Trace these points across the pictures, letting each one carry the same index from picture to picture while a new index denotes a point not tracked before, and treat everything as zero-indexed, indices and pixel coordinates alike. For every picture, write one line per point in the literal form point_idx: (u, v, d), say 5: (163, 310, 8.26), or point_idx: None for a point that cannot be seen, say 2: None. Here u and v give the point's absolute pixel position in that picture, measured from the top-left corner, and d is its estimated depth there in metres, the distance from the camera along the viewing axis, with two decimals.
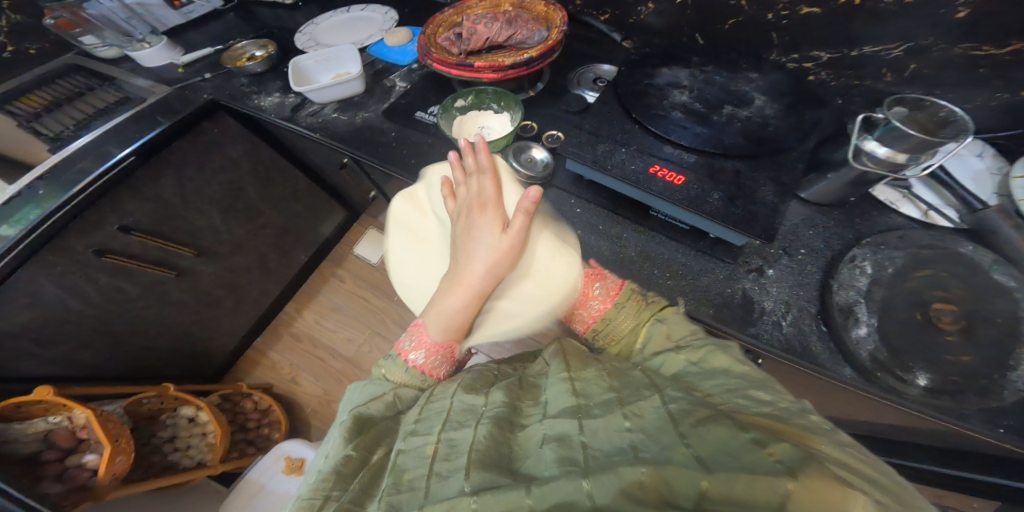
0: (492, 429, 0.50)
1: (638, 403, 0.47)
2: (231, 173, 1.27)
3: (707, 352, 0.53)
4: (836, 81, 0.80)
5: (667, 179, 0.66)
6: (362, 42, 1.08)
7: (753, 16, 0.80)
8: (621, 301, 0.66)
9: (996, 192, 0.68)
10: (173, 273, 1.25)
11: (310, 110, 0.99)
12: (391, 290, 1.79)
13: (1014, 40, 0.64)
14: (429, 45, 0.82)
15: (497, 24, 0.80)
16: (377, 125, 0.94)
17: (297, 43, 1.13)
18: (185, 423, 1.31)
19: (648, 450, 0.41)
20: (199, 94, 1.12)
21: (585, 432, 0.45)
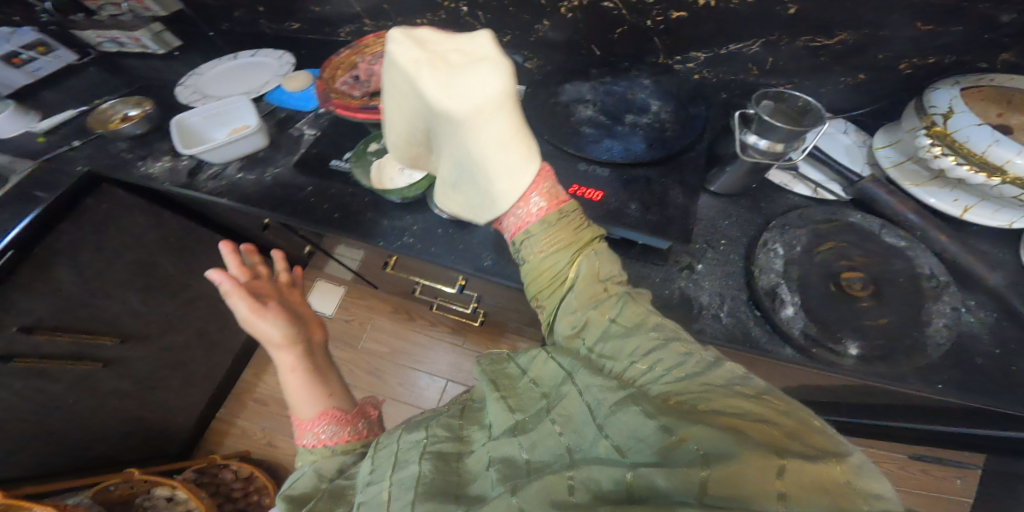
0: (438, 465, 0.47)
1: (562, 404, 0.45)
2: (141, 249, 1.16)
3: (624, 305, 0.49)
4: (717, 78, 0.84)
5: (585, 196, 0.66)
6: (257, 92, 1.02)
7: (635, 24, 0.82)
8: (564, 210, 0.56)
9: (866, 161, 0.73)
10: (99, 364, 1.13)
11: (209, 173, 0.92)
12: (354, 338, 1.69)
13: (838, 30, 0.68)
14: (328, 91, 0.78)
15: None
16: (289, 180, 0.87)
17: (178, 97, 1.05)
18: (162, 503, 1.24)
19: (581, 450, 0.41)
20: (72, 166, 1.03)
21: (525, 448, 0.44)
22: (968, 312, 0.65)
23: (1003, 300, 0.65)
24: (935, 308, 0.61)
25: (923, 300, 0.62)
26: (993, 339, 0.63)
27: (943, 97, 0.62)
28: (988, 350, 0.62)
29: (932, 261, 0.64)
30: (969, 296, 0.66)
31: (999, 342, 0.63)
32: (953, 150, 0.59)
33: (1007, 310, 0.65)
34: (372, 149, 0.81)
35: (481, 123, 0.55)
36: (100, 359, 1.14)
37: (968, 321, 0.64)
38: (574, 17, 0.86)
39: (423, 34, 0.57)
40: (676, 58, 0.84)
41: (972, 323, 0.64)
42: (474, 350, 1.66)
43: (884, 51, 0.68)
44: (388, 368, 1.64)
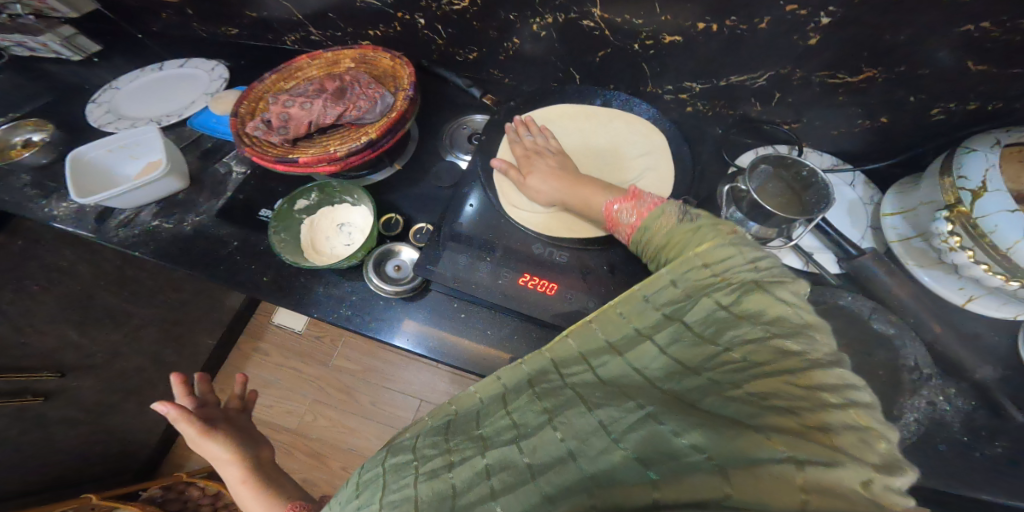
0: (430, 485, 0.32)
1: (577, 416, 0.34)
2: (72, 281, 1.05)
3: (740, 292, 0.39)
4: (712, 111, 0.74)
5: (539, 288, 0.61)
6: (181, 115, 0.87)
7: (620, 46, 0.70)
8: (649, 222, 0.54)
9: (870, 225, 0.67)
10: (42, 398, 1.01)
11: (119, 219, 0.79)
12: (326, 355, 1.52)
13: (866, 67, 0.56)
14: (241, 131, 0.65)
15: (322, 101, 0.64)
16: (213, 231, 0.76)
17: (88, 118, 0.89)
18: None
19: (592, 459, 0.31)
20: None
21: (526, 451, 0.33)
22: (944, 400, 0.58)
23: (988, 394, 0.58)
24: (911, 401, 0.57)
25: (898, 392, 0.57)
26: (963, 427, 0.57)
27: (977, 166, 0.52)
28: (957, 438, 0.57)
29: (917, 351, 0.59)
30: (952, 383, 0.59)
31: (970, 429, 0.57)
32: (977, 242, 0.53)
33: (991, 405, 0.58)
34: (300, 206, 0.71)
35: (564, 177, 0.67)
36: (42, 392, 1.02)
37: (941, 409, 0.58)
38: (549, 38, 0.73)
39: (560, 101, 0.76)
40: (667, 87, 0.73)
41: (947, 411, 0.58)
42: (448, 371, 1.49)
43: (915, 92, 0.56)
44: (360, 388, 1.47)
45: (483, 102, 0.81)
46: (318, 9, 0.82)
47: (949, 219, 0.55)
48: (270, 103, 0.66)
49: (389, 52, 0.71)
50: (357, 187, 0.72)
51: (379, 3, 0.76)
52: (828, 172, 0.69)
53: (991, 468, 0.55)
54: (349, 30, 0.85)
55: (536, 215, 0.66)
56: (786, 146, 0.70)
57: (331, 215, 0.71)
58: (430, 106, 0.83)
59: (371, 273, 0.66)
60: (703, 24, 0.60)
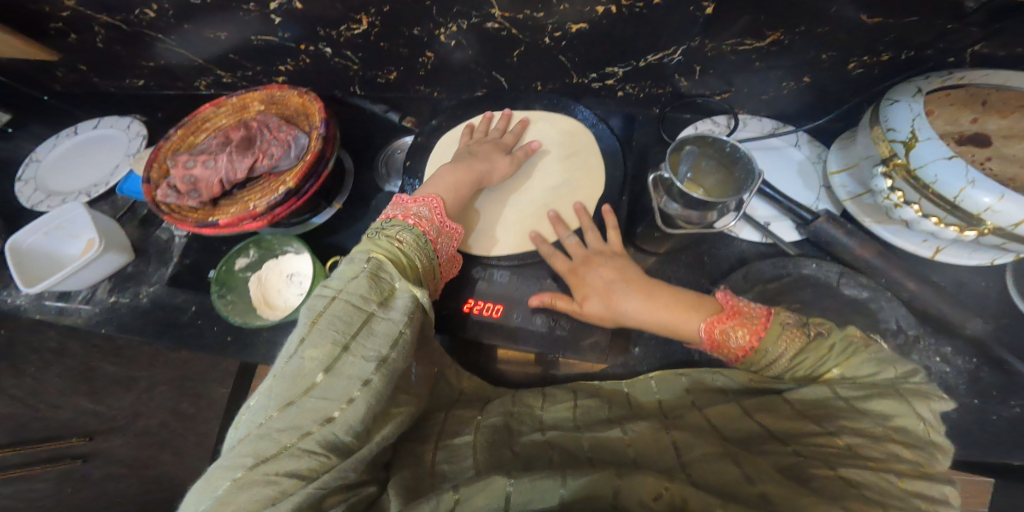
0: (489, 435, 0.47)
1: (644, 424, 0.46)
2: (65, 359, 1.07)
3: (868, 392, 0.42)
4: (642, 93, 0.70)
5: (484, 313, 0.60)
6: (107, 183, 0.88)
7: (532, 43, 0.66)
8: (773, 347, 0.46)
9: (823, 184, 0.63)
10: (78, 460, 1.09)
11: (78, 299, 0.80)
12: None
13: (768, 31, 0.53)
14: (152, 198, 0.64)
15: (232, 156, 0.63)
16: (170, 300, 0.77)
17: (20, 200, 0.89)
18: None
19: (649, 456, 0.42)
20: None
21: (588, 441, 0.45)
22: (942, 361, 0.57)
23: (985, 348, 0.56)
24: None
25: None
26: (971, 388, 0.56)
27: (904, 117, 0.48)
28: (966, 402, 0.56)
29: (897, 312, 0.58)
30: (946, 342, 0.58)
31: (979, 390, 0.56)
32: (922, 194, 0.49)
33: (991, 359, 0.56)
34: (241, 265, 0.71)
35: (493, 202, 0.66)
36: (79, 454, 1.10)
37: (942, 371, 0.57)
38: (460, 46, 0.70)
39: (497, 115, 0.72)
40: (592, 75, 0.69)
41: (947, 373, 0.57)
42: None
43: (830, 50, 0.53)
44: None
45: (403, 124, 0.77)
46: (217, 53, 0.80)
47: (887, 174, 0.51)
48: (170, 166, 0.65)
49: (294, 89, 0.70)
50: (295, 236, 0.71)
51: (278, 39, 0.73)
52: (771, 137, 0.66)
53: (1009, 431, 0.55)
54: (258, 68, 0.83)
55: (471, 230, 0.65)
56: (724, 116, 0.67)
57: (277, 267, 0.70)
58: (361, 135, 0.81)
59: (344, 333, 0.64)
60: (603, 9, 0.56)
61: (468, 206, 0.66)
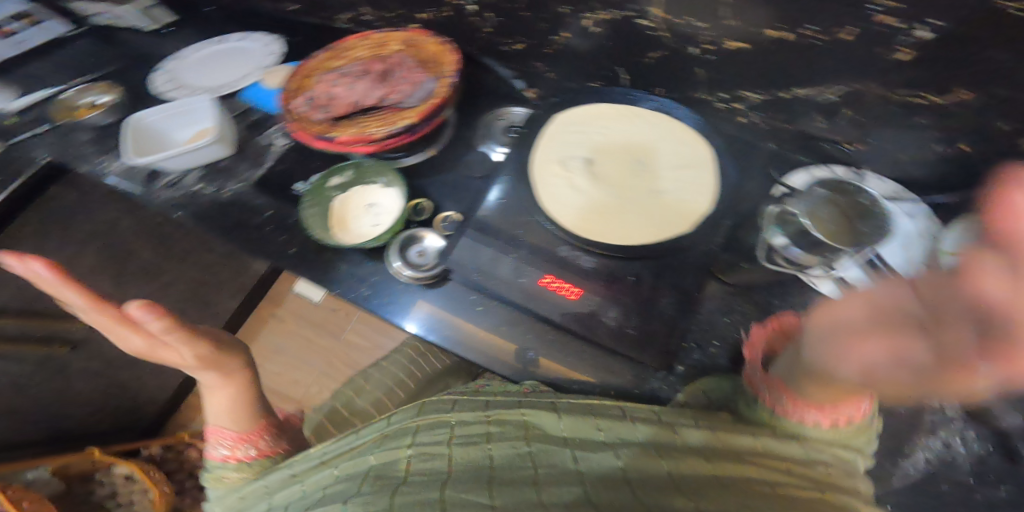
0: (473, 452, 0.47)
1: (629, 450, 0.45)
2: (109, 235, 1.08)
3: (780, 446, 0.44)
4: (767, 124, 0.70)
5: (562, 292, 0.59)
6: (232, 86, 0.93)
7: (676, 49, 0.66)
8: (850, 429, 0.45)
9: (919, 259, 0.55)
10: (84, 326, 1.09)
11: (167, 180, 0.83)
12: (337, 328, 1.71)
13: (956, 87, 0.49)
14: (287, 108, 0.67)
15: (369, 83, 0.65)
16: (249, 200, 0.80)
17: (150, 86, 0.95)
18: (121, 482, 1.25)
19: (635, 484, 0.39)
20: (34, 156, 0.89)
21: (575, 459, 0.44)
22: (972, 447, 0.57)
23: None
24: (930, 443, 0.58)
25: (914, 430, 0.58)
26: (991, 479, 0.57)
27: None
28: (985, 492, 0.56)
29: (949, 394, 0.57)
30: None
31: None
32: None
33: None
34: (333, 183, 0.71)
35: (591, 190, 0.67)
36: (70, 342, 1.07)
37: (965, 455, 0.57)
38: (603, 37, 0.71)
39: (604, 108, 0.73)
40: (720, 95, 0.70)
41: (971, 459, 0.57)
42: None
43: (1005, 119, 0.48)
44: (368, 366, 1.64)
45: (526, 95, 0.83)
46: None
47: None
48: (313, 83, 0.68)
49: (435, 38, 0.73)
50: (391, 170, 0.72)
51: None
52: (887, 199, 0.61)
53: None
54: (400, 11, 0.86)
55: (569, 211, 0.64)
56: (843, 168, 0.66)
57: (360, 195, 0.74)
58: (472, 94, 0.83)
59: (395, 257, 0.67)
60: (776, 33, 0.55)
61: (555, 173, 0.67)
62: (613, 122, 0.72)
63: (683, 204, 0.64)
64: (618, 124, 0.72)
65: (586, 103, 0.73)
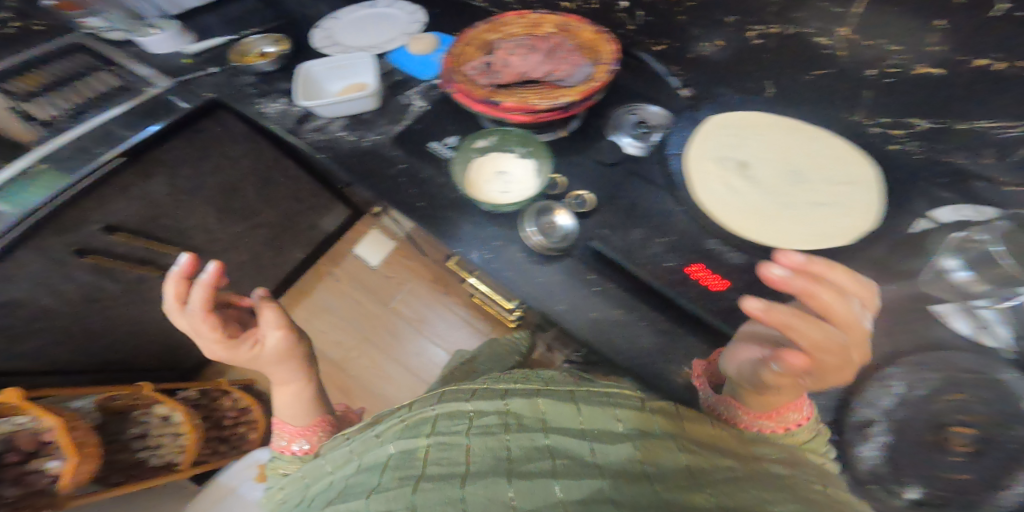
0: (492, 439, 0.48)
1: (642, 450, 0.46)
2: (230, 172, 1.14)
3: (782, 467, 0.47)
4: (922, 154, 0.69)
5: (708, 282, 0.64)
6: (381, 49, 1.02)
7: (848, 69, 0.75)
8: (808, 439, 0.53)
9: None
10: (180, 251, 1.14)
11: (314, 124, 0.91)
12: (388, 297, 1.73)
13: None
14: (453, 71, 0.74)
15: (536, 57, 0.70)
16: (385, 151, 0.85)
17: (309, 40, 1.05)
18: (158, 422, 1.27)
19: (652, 491, 0.42)
20: (202, 90, 0.99)
21: (593, 453, 0.46)
22: None
23: None
24: None
25: None
26: None
27: None
28: None
29: None
30: None
31: None
32: None
33: None
34: (479, 145, 0.76)
35: (744, 190, 0.70)
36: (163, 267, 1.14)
37: None
38: (763, 48, 0.79)
39: (763, 115, 0.75)
40: (883, 119, 0.72)
41: None
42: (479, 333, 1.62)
43: None
44: (410, 336, 1.66)
45: (679, 95, 0.80)
46: None
47: None
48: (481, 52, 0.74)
49: (592, 26, 0.78)
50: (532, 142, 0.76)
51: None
52: None
53: None
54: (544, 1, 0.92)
55: (720, 207, 0.68)
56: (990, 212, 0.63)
57: (490, 162, 0.79)
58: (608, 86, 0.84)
59: (530, 220, 0.72)
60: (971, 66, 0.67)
61: (710, 169, 0.71)
62: (773, 129, 0.74)
63: (841, 217, 0.64)
64: (777, 131, 0.74)
65: (745, 110, 0.76)
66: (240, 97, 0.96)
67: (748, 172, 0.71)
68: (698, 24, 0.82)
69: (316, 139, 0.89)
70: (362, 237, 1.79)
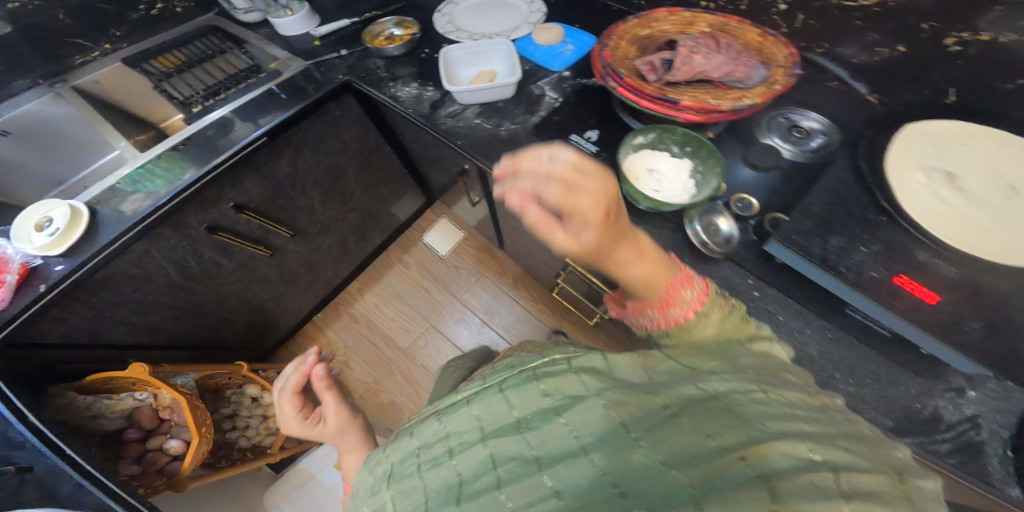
0: (440, 475, 0.41)
1: (582, 414, 0.39)
2: (339, 155, 1.13)
3: (736, 389, 0.42)
4: None
5: (918, 294, 0.61)
6: (508, 36, 1.00)
7: None
8: (708, 309, 0.56)
9: None
10: (289, 233, 1.14)
11: (448, 110, 0.92)
12: (459, 287, 1.52)
13: None
14: (623, 67, 0.78)
15: (716, 58, 0.73)
16: (524, 142, 0.86)
17: (435, 25, 1.04)
18: (249, 402, 1.22)
19: (606, 462, 0.35)
20: (333, 74, 1.01)
21: (533, 444, 0.39)
22: None
23: None
24: None
25: None
26: None
27: None
28: None
29: None
30: None
31: None
32: None
33: None
34: (637, 142, 0.78)
35: (958, 203, 0.65)
36: (270, 246, 1.12)
37: None
38: (958, 55, 0.74)
39: (957, 129, 0.73)
40: None
41: None
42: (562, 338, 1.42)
43: None
44: (479, 331, 1.44)
45: (868, 100, 0.83)
46: None
47: None
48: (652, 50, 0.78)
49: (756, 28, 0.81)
50: (696, 140, 0.75)
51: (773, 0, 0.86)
52: None
53: None
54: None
55: (936, 220, 0.64)
56: None
57: (640, 160, 0.77)
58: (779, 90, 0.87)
59: (693, 220, 0.73)
60: None
61: (914, 181, 0.68)
62: (973, 143, 0.71)
63: None
64: (977, 145, 0.71)
65: (935, 122, 0.74)
66: (373, 83, 0.98)
67: (957, 183, 0.67)
68: (878, 30, 0.79)
69: (453, 127, 0.89)
70: (431, 225, 1.60)
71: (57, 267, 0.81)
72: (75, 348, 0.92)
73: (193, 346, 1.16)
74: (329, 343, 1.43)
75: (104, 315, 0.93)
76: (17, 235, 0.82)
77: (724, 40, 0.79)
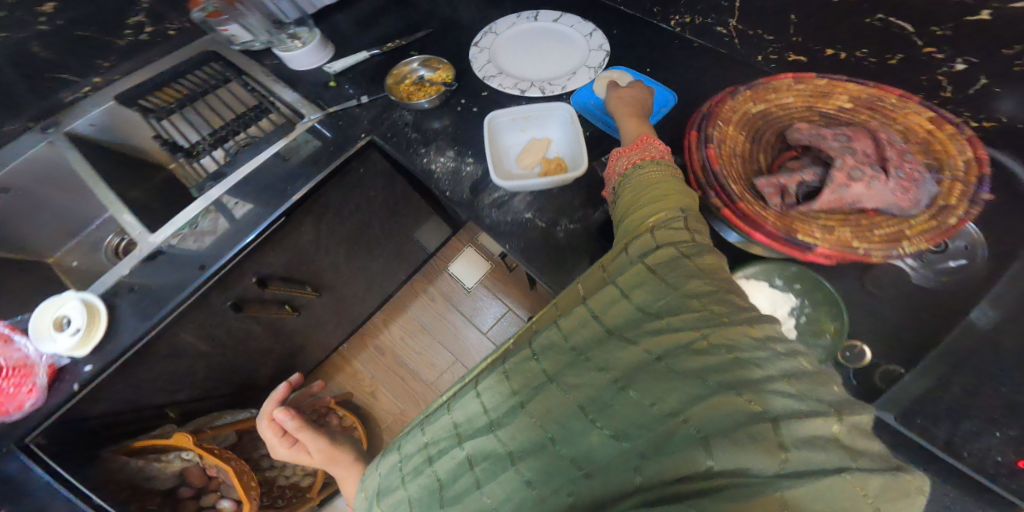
0: (425, 481, 0.46)
1: (542, 397, 0.43)
2: (365, 211, 1.00)
3: (674, 315, 0.43)
4: None
5: None
6: (564, 87, 0.83)
7: None
8: (660, 161, 0.63)
9: None
10: (314, 292, 1.06)
11: (492, 197, 0.78)
12: (486, 323, 1.44)
13: None
14: (736, 183, 0.64)
15: (880, 184, 0.57)
16: (586, 249, 0.72)
17: (472, 64, 0.87)
18: None
19: (568, 445, 0.39)
20: (357, 129, 0.86)
21: (503, 439, 0.42)
22: None
23: None
24: None
25: None
26: None
27: None
28: None
29: None
30: None
31: None
32: None
33: None
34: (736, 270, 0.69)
35: None
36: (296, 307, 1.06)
37: None
38: None
39: None
40: None
41: None
42: None
43: None
44: None
45: None
46: None
47: None
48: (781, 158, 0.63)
49: (925, 107, 0.64)
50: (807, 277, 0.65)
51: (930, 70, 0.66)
52: None
53: None
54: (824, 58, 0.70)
55: None
56: None
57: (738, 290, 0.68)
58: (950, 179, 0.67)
59: None
60: None
61: None
62: None
63: None
64: None
65: None
66: (401, 149, 0.83)
67: None
68: None
69: (494, 223, 0.76)
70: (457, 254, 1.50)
71: (87, 367, 0.78)
72: (128, 413, 0.92)
73: (230, 391, 1.16)
74: (360, 376, 1.41)
75: (143, 389, 0.92)
76: (36, 333, 0.77)
77: (882, 136, 0.62)
